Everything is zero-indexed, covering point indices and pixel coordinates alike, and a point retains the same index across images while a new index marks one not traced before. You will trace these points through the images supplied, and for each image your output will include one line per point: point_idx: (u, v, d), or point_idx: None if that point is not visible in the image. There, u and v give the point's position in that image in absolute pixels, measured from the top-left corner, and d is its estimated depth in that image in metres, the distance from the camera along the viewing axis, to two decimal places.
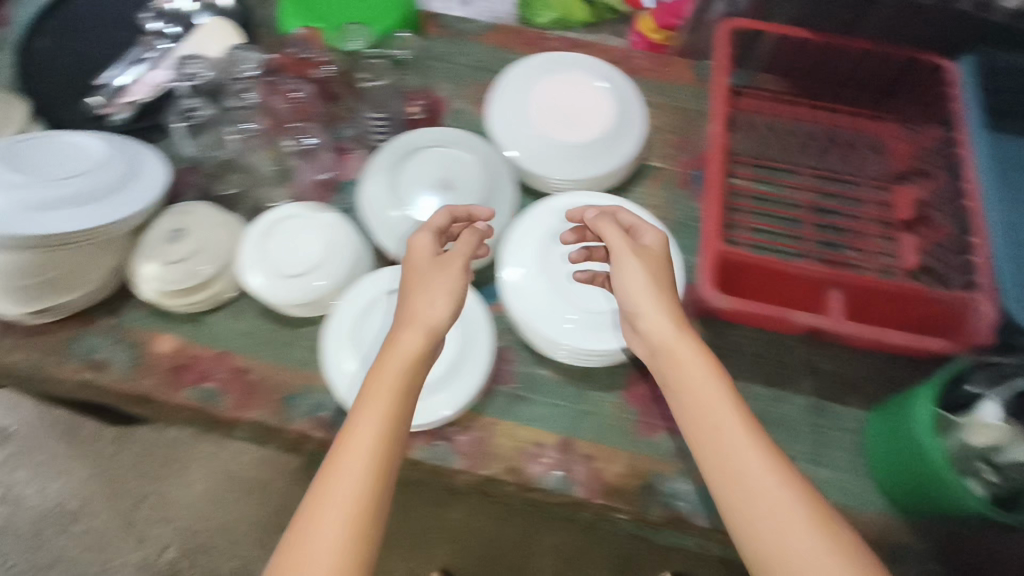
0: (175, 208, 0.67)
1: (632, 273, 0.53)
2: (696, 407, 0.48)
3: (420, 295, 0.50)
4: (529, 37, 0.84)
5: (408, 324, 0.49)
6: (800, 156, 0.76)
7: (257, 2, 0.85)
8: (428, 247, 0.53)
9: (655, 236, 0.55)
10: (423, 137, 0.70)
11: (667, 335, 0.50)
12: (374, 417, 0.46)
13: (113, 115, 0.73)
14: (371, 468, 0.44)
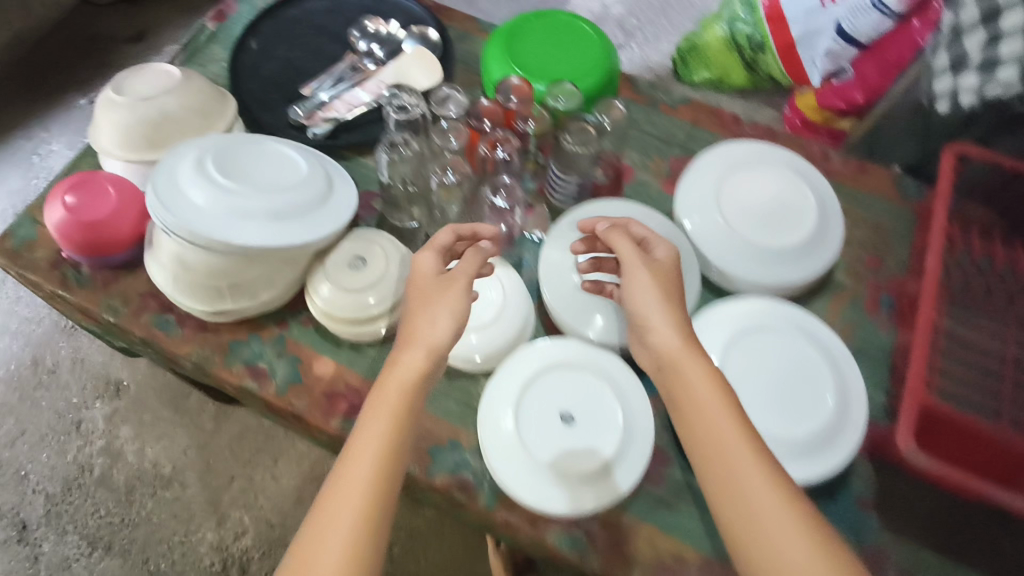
0: (357, 233, 0.67)
1: (645, 288, 0.58)
2: (699, 427, 0.53)
3: (423, 317, 0.56)
4: (723, 123, 0.82)
5: (412, 342, 0.55)
6: (1003, 302, 0.68)
7: (458, 40, 0.87)
8: (430, 270, 0.59)
9: (666, 251, 0.60)
10: (610, 209, 0.70)
11: (670, 346, 0.56)
12: (394, 391, 0.53)
13: (312, 128, 0.76)
14: (387, 434, 0.51)
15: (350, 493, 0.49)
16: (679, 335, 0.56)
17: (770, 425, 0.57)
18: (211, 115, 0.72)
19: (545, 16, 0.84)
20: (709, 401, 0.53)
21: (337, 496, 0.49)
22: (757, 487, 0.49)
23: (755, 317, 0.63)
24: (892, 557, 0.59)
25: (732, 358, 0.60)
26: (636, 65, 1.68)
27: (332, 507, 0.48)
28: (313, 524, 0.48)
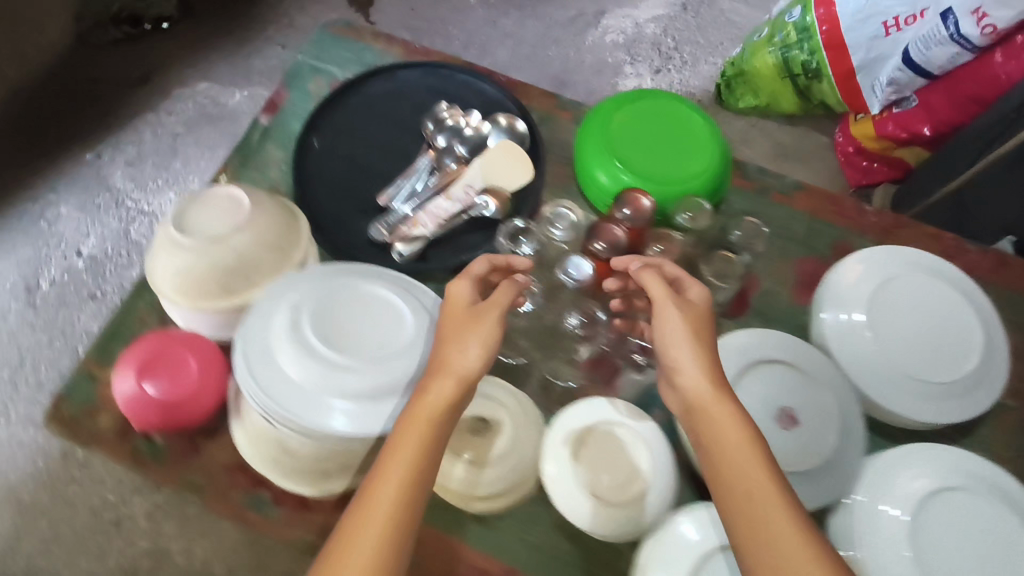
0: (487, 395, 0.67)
1: (676, 328, 0.59)
2: (718, 452, 0.55)
3: (453, 341, 0.56)
4: (846, 211, 0.75)
5: (444, 368, 0.55)
6: None
7: (543, 123, 0.77)
8: (467, 296, 0.58)
9: (699, 292, 0.60)
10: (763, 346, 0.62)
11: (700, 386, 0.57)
12: (425, 411, 0.53)
13: (397, 249, 0.68)
14: (417, 454, 0.52)
15: (373, 519, 0.49)
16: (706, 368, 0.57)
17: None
18: (285, 244, 0.63)
19: (642, 99, 0.75)
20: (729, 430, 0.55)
21: (360, 519, 0.49)
22: (772, 515, 0.52)
23: (942, 470, 0.64)
24: None
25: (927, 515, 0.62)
26: (676, 90, 1.59)
27: (351, 544, 0.49)
28: (334, 547, 0.49)
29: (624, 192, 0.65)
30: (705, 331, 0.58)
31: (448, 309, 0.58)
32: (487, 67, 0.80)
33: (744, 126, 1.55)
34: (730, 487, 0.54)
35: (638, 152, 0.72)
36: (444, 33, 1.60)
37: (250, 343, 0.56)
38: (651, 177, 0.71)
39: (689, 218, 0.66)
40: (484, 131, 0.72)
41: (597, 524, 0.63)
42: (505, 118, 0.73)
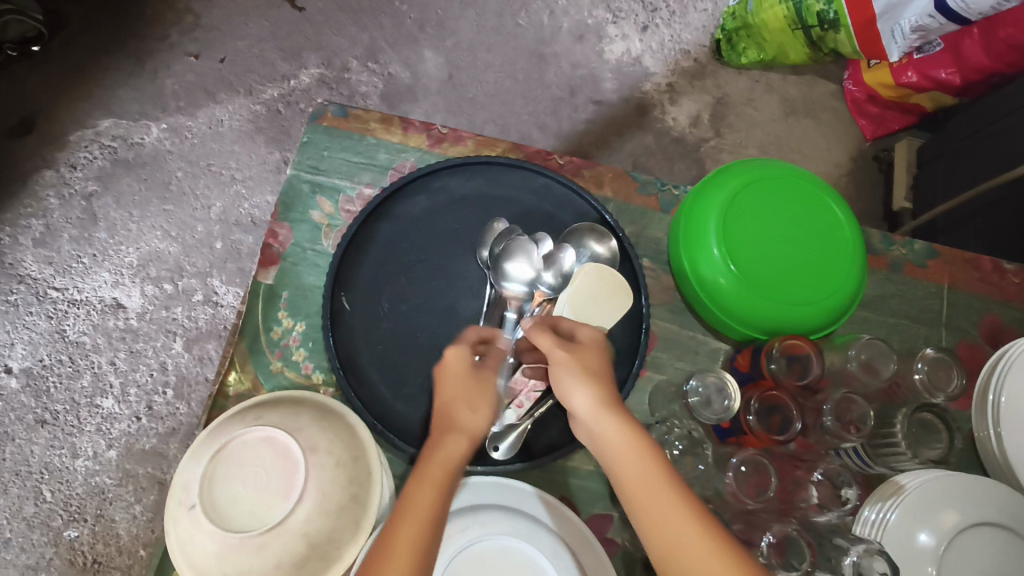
0: None
1: (562, 369, 0.45)
2: (626, 473, 0.41)
3: (459, 399, 0.46)
4: (983, 271, 0.65)
5: (450, 426, 0.45)
6: None
7: (621, 216, 0.62)
8: (465, 363, 0.48)
9: (596, 334, 0.48)
10: (967, 509, 0.49)
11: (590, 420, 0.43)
12: (434, 458, 0.43)
13: (494, 448, 0.52)
14: (434, 501, 0.41)
15: None
16: (600, 394, 0.44)
17: None
18: (361, 492, 0.47)
19: (754, 180, 0.59)
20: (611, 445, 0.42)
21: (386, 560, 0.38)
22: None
23: None
24: None
25: None
26: (669, 48, 1.38)
27: None
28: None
29: (780, 338, 0.51)
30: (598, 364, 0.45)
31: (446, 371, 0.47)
32: (540, 152, 0.63)
33: (747, 83, 1.38)
34: (659, 529, 0.38)
35: (758, 259, 0.57)
36: (393, 12, 1.31)
37: None
38: (783, 294, 0.56)
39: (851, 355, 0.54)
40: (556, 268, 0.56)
41: None
42: (585, 230, 0.57)
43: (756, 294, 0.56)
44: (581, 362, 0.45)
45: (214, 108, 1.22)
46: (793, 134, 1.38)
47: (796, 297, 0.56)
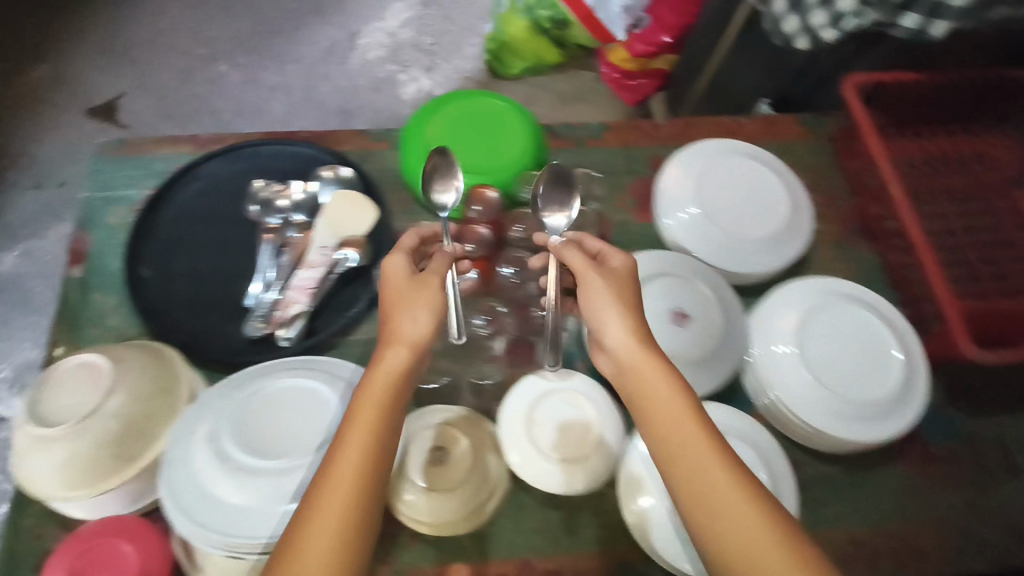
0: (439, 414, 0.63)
1: (596, 288, 0.55)
2: (651, 388, 0.50)
3: (403, 313, 0.52)
4: (645, 128, 0.84)
5: (396, 338, 0.50)
6: (932, 191, 0.81)
7: (363, 162, 0.79)
8: (401, 276, 0.54)
9: (623, 257, 0.58)
10: (633, 272, 0.69)
11: (623, 342, 0.52)
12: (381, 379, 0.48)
13: (283, 337, 0.66)
14: (377, 432, 0.46)
15: (337, 496, 0.43)
16: (633, 324, 0.53)
17: (878, 388, 0.64)
18: (169, 389, 0.59)
19: (445, 102, 0.77)
20: (643, 363, 0.51)
21: (332, 475, 0.44)
22: (706, 469, 0.46)
23: (826, 290, 0.69)
24: (983, 437, 0.69)
25: (820, 334, 0.66)
26: (454, 79, 1.64)
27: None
28: (297, 530, 0.42)
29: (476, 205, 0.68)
30: (630, 294, 0.55)
31: (385, 284, 0.55)
32: (287, 132, 0.80)
33: (525, 89, 1.65)
34: (661, 424, 0.48)
35: (454, 149, 0.74)
36: (209, 110, 1.52)
37: (180, 474, 0.52)
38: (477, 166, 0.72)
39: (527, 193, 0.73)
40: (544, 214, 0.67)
41: (564, 486, 0.59)
42: (552, 174, 0.68)
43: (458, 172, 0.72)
44: (615, 285, 0.55)
45: (61, 226, 1.34)
46: (575, 117, 1.63)
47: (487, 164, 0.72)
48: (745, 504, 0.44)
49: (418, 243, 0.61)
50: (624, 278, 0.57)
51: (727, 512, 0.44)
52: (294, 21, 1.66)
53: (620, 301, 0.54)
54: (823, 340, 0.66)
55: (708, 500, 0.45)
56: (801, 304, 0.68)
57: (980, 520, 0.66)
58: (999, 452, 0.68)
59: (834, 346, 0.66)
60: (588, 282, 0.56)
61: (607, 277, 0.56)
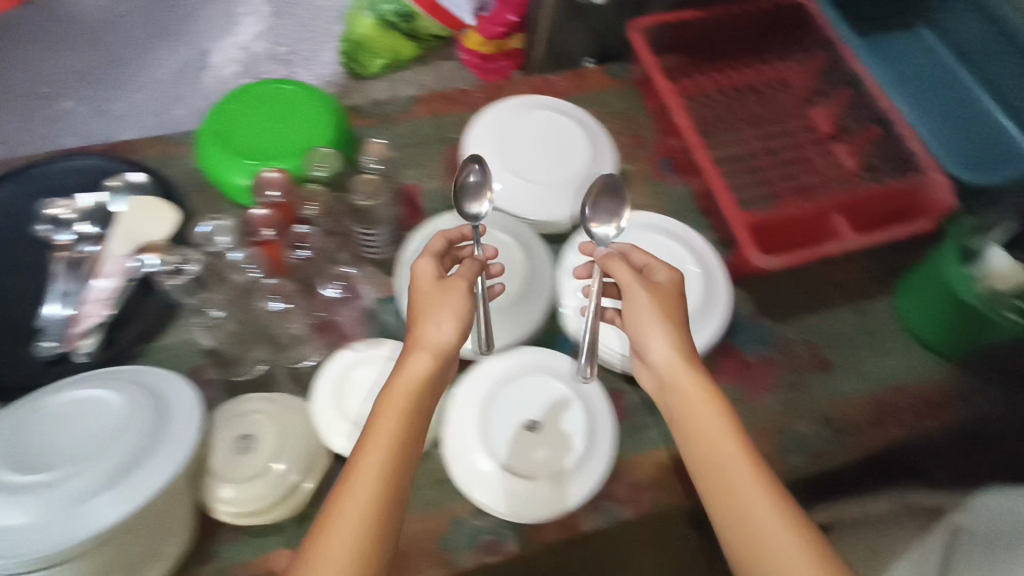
0: (246, 406, 0.60)
1: (640, 301, 0.56)
2: (693, 415, 0.51)
3: (427, 318, 0.53)
4: (454, 97, 0.85)
5: (417, 346, 0.52)
6: (731, 118, 0.86)
7: (165, 168, 0.77)
8: (429, 277, 0.56)
9: (669, 274, 0.58)
10: (437, 233, 0.70)
11: (669, 360, 0.54)
12: (399, 394, 0.50)
13: (76, 354, 0.63)
14: (391, 464, 0.47)
15: (352, 510, 0.45)
16: (677, 342, 0.54)
17: None
18: None
19: (240, 95, 0.76)
20: (687, 386, 0.52)
21: (349, 491, 0.46)
22: (735, 468, 0.49)
23: (625, 226, 0.73)
24: (793, 340, 0.72)
25: None
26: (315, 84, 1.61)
27: None
28: (317, 537, 0.45)
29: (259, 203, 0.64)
30: (676, 312, 0.55)
31: (416, 285, 0.56)
32: (79, 148, 0.76)
33: (388, 84, 1.63)
34: (701, 447, 0.50)
35: (247, 138, 0.72)
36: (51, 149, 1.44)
37: None
38: (270, 153, 0.71)
39: (323, 174, 0.68)
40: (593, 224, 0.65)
41: None
42: (602, 186, 0.65)
43: (250, 161, 0.71)
44: (658, 295, 0.55)
45: None
46: None
47: (279, 150, 0.71)
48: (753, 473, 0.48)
49: (446, 246, 0.61)
50: (667, 291, 0.57)
51: (736, 478, 0.48)
52: (137, 47, 1.57)
53: (667, 323, 0.55)
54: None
55: (746, 519, 0.47)
56: (602, 241, 0.71)
57: (796, 417, 0.68)
58: (810, 353, 0.72)
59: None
60: (634, 293, 0.56)
61: (652, 287, 0.56)
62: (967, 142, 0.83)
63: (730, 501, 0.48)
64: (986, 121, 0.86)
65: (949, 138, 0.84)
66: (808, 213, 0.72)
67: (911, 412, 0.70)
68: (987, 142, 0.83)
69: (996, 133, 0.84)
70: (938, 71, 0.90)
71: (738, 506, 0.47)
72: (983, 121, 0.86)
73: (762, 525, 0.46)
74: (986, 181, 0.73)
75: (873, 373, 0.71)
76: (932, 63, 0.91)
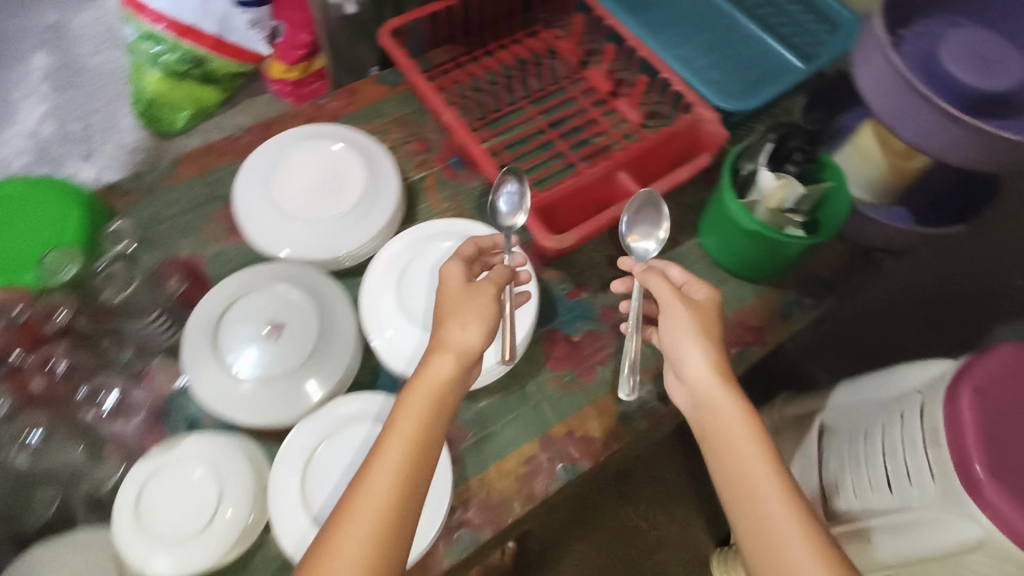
0: (33, 561, 0.53)
1: (683, 320, 0.58)
2: (729, 431, 0.54)
3: (452, 320, 0.54)
4: (221, 147, 0.78)
5: (440, 346, 0.53)
6: (512, 98, 0.86)
7: None
8: (454, 283, 0.58)
9: (709, 291, 0.62)
10: (217, 301, 0.63)
11: (705, 382, 0.56)
12: (421, 398, 0.51)
13: None
14: (414, 469, 0.48)
15: (367, 501, 0.47)
16: (714, 356, 0.57)
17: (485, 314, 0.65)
18: None
19: None
20: (724, 407, 0.55)
21: (366, 482, 0.47)
22: (768, 488, 0.51)
23: (420, 241, 0.69)
24: (615, 305, 0.72)
25: (418, 284, 0.66)
26: (119, 154, 1.47)
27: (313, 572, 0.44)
28: (332, 522, 0.47)
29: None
30: (714, 331, 0.58)
31: (443, 286, 0.58)
32: None
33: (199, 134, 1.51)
34: (734, 465, 0.53)
35: None
36: None
37: None
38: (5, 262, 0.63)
39: (70, 274, 0.61)
40: (633, 238, 0.68)
41: (201, 563, 0.54)
42: (644, 200, 0.68)
43: None
44: (702, 317, 0.58)
45: None
46: None
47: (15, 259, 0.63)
48: (763, 453, 0.53)
49: (477, 253, 0.63)
50: (708, 309, 0.60)
51: (746, 455, 0.53)
52: None
53: (705, 343, 0.57)
54: (428, 286, 0.66)
55: (771, 535, 0.49)
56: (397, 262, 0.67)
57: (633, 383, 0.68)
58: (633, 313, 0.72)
59: (436, 287, 0.65)
60: (672, 312, 0.59)
61: (695, 309, 0.59)
62: (735, 71, 0.91)
63: (755, 514, 0.51)
64: (744, 45, 0.94)
65: (719, 70, 0.91)
66: (594, 177, 0.71)
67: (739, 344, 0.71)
68: (750, 67, 0.92)
69: (755, 56, 0.93)
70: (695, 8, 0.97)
71: (767, 517, 0.50)
72: (742, 47, 0.94)
73: (764, 493, 0.51)
74: (745, 106, 0.77)
75: None
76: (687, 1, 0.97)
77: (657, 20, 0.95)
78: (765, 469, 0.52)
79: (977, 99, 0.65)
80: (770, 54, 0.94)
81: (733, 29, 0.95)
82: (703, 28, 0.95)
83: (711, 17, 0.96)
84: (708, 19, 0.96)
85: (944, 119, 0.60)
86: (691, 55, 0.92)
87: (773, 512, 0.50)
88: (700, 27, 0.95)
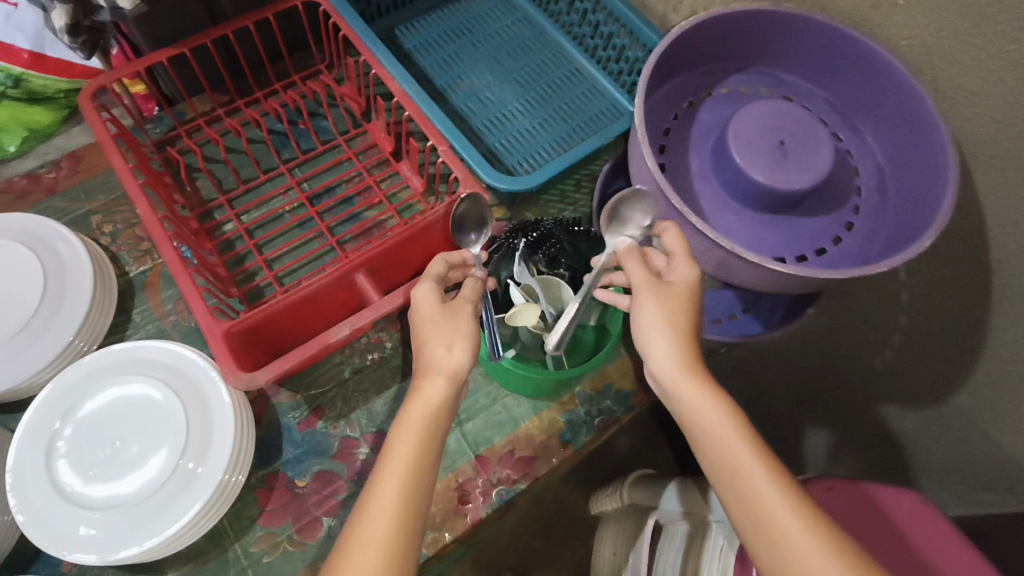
0: None
1: (650, 309, 0.44)
2: (712, 437, 0.41)
3: (434, 339, 0.45)
4: None
5: (427, 372, 0.44)
6: (271, 162, 0.72)
7: None
8: (430, 304, 0.47)
9: (687, 271, 0.45)
10: None
11: (676, 373, 0.43)
12: (414, 423, 0.41)
13: None
14: (407, 525, 0.38)
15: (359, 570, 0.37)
16: (686, 346, 0.43)
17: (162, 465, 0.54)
18: None
19: None
20: (705, 411, 0.41)
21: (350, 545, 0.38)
22: (784, 517, 0.38)
23: (90, 378, 0.57)
24: (356, 435, 0.61)
25: (83, 438, 0.55)
26: None
27: None
28: None
29: None
30: (691, 318, 0.44)
31: (416, 315, 0.47)
32: None
33: None
34: (733, 478, 0.40)
35: None
36: None
37: None
38: None
39: None
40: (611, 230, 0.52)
41: None
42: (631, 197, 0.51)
43: None
44: (673, 303, 0.44)
45: None
46: None
47: None
48: (757, 456, 0.40)
49: (447, 270, 0.52)
50: (691, 293, 0.45)
51: (745, 469, 0.39)
52: None
53: (680, 330, 0.43)
54: (97, 440, 0.55)
55: None
56: (56, 411, 0.56)
57: None
58: (376, 446, 0.61)
59: (106, 441, 0.55)
60: (644, 306, 0.45)
61: (666, 294, 0.44)
62: (550, 114, 0.76)
63: (774, 552, 0.37)
64: (567, 78, 0.79)
65: (529, 113, 0.76)
66: (324, 284, 0.56)
67: (500, 482, 0.60)
68: (569, 108, 0.77)
69: (580, 91, 0.78)
70: (511, 34, 0.82)
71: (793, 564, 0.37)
72: (563, 80, 0.79)
73: (784, 531, 0.37)
74: (526, 184, 0.61)
75: (453, 443, 0.61)
76: (503, 25, 0.82)
77: (460, 52, 0.80)
78: (775, 487, 0.39)
79: (769, 200, 0.51)
80: (602, 85, 0.78)
81: (555, 58, 0.80)
82: (516, 59, 0.80)
83: (532, 44, 0.81)
84: (525, 47, 0.81)
85: (710, 242, 0.47)
86: (494, 97, 0.77)
87: (797, 553, 0.37)
88: (513, 58, 0.80)
